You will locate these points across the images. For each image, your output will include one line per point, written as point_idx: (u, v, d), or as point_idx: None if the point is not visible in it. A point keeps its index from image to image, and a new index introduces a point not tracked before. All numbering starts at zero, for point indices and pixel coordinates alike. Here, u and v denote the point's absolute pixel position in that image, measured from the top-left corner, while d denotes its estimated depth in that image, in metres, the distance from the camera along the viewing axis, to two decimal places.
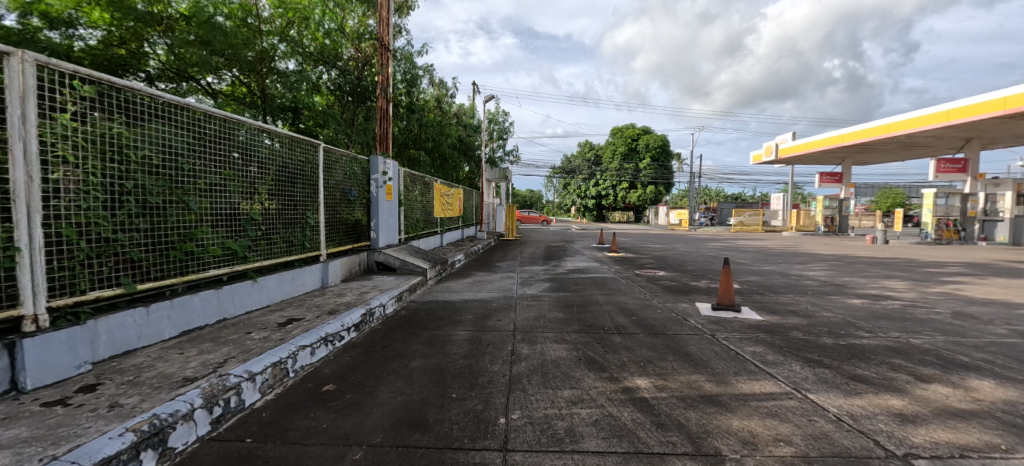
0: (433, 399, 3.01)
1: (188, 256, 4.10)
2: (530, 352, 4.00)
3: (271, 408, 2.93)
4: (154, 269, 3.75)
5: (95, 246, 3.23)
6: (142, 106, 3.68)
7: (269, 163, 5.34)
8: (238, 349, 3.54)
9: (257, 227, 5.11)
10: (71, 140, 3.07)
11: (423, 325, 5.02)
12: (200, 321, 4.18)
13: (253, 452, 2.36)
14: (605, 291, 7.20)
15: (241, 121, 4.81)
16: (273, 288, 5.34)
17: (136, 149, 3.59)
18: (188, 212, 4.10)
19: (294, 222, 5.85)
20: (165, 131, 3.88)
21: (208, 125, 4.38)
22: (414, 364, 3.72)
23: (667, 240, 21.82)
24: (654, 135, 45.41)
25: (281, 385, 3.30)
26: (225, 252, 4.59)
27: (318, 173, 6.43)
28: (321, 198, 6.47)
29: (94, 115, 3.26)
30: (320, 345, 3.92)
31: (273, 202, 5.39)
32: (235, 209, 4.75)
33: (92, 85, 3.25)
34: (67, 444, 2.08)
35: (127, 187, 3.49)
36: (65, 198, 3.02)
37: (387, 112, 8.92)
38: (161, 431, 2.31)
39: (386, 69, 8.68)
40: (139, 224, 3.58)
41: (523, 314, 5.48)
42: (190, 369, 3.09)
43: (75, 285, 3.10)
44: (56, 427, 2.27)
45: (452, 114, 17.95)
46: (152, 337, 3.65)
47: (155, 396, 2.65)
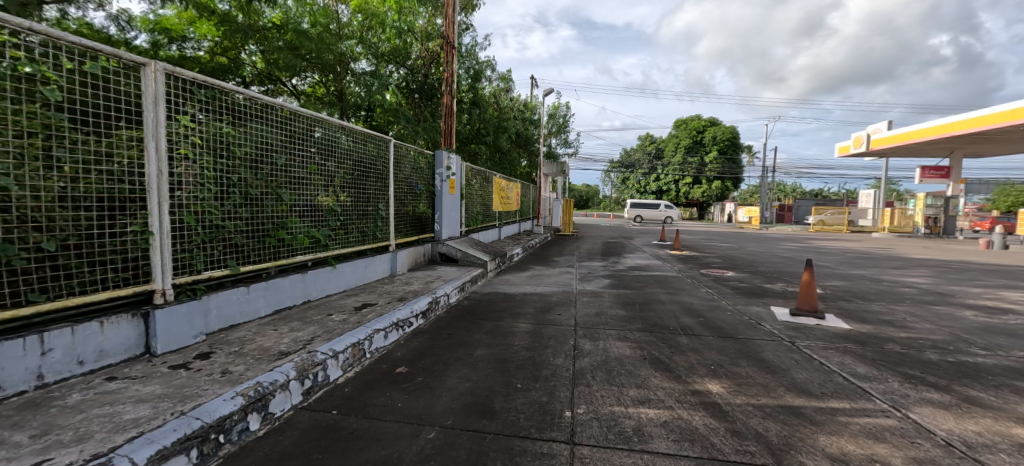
0: (498, 388, 3.09)
1: (280, 243, 4.55)
2: (592, 348, 3.97)
3: (351, 385, 3.17)
4: (253, 253, 4.20)
5: (208, 232, 3.69)
6: (244, 107, 4.11)
7: (345, 158, 5.72)
8: (322, 329, 3.87)
9: (337, 218, 5.51)
10: (191, 139, 3.53)
11: (485, 315, 5.15)
12: (289, 302, 4.62)
13: (339, 424, 2.58)
14: (668, 290, 6.91)
15: (323, 120, 5.20)
16: (349, 274, 5.75)
17: (240, 146, 4.03)
18: (280, 202, 4.53)
19: (368, 213, 6.25)
20: (262, 129, 4.30)
21: (296, 124, 4.79)
22: (479, 353, 3.84)
23: (735, 238, 20.45)
24: (724, 128, 42.67)
25: (360, 364, 3.57)
26: (310, 240, 5.01)
27: (388, 167, 6.79)
28: (391, 190, 6.83)
29: (208, 117, 3.71)
30: (392, 330, 4.17)
31: (349, 194, 5.78)
32: (318, 200, 5.17)
33: (207, 90, 3.72)
34: (191, 402, 2.43)
35: (233, 180, 3.93)
36: (186, 189, 3.49)
37: (452, 107, 9.12)
38: (264, 397, 2.61)
39: (452, 66, 8.87)
40: (242, 213, 4.03)
41: (583, 310, 5.45)
42: (283, 344, 3.43)
43: (194, 265, 3.57)
44: (181, 387, 2.64)
45: (512, 109, 18.10)
46: (252, 313, 4.11)
47: (257, 366, 2.98)
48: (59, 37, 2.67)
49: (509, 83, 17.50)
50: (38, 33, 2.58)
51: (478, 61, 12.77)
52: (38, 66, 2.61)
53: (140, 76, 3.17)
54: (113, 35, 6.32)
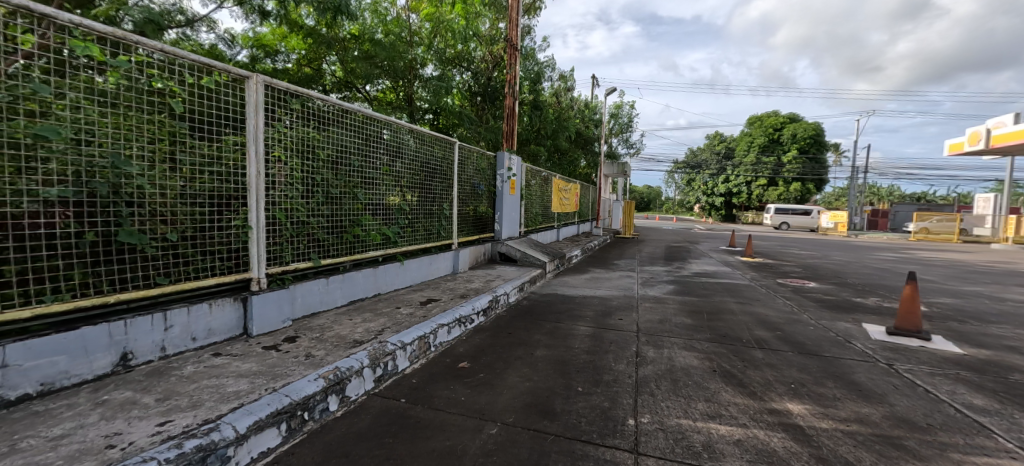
0: (559, 389, 3.08)
1: (355, 239, 4.88)
2: (656, 356, 3.83)
3: (418, 376, 3.33)
4: (332, 248, 4.55)
5: (295, 227, 4.07)
6: (328, 113, 4.47)
7: (414, 159, 6.01)
8: (392, 321, 4.10)
9: (405, 216, 5.81)
10: (283, 143, 3.91)
11: (544, 316, 5.16)
12: (362, 294, 4.95)
13: (407, 412, 2.73)
14: (739, 300, 6.46)
15: (395, 124, 5.51)
16: (415, 270, 6.04)
17: (323, 149, 4.39)
18: (356, 201, 4.87)
19: (433, 212, 6.52)
20: (342, 133, 4.66)
21: (371, 127, 5.13)
22: (539, 353, 3.86)
23: (817, 246, 18.59)
24: (806, 125, 39.01)
25: (425, 356, 3.73)
26: (381, 237, 5.33)
27: (453, 168, 7.03)
28: (455, 191, 7.07)
29: (298, 122, 4.10)
30: (455, 325, 4.31)
31: (416, 194, 6.07)
32: (389, 200, 5.49)
33: (297, 99, 4.09)
34: (281, 381, 2.69)
35: (317, 180, 4.30)
36: (278, 188, 3.87)
37: (514, 109, 9.20)
38: (342, 381, 2.83)
39: (514, 68, 8.99)
40: (323, 211, 4.39)
41: (646, 316, 5.27)
42: (358, 333, 3.68)
43: (283, 257, 3.95)
44: (273, 366, 2.93)
45: (572, 109, 17.96)
46: (330, 303, 4.46)
47: (335, 351, 3.23)
48: (182, 56, 3.09)
49: (569, 82, 17.37)
50: (167, 53, 3.00)
51: (540, 63, 12.81)
52: (167, 82, 3.03)
53: (244, 88, 3.57)
54: (221, 51, 7.14)
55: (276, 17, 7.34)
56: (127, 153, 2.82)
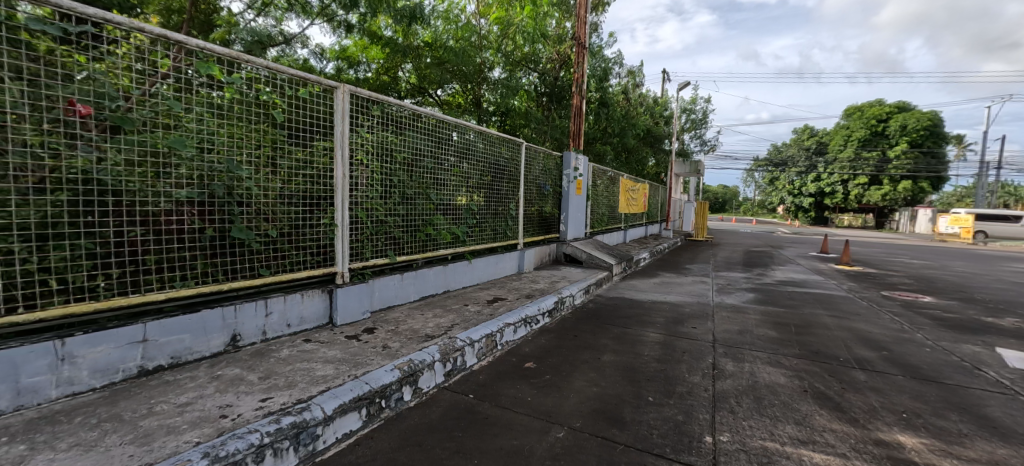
0: (628, 397, 2.97)
1: (427, 237, 5.11)
2: (735, 370, 3.55)
3: (485, 373, 3.40)
4: (407, 245, 4.81)
5: (375, 226, 4.36)
6: (404, 118, 4.73)
7: (482, 160, 6.15)
8: (460, 318, 4.24)
9: (473, 216, 5.97)
10: (365, 147, 4.21)
11: (611, 320, 5.02)
12: (432, 290, 5.18)
13: (475, 408, 2.80)
14: (834, 313, 5.78)
15: (465, 126, 5.68)
16: (483, 269, 6.18)
17: (400, 152, 4.66)
18: (428, 201, 5.11)
19: (500, 212, 6.63)
20: (417, 137, 4.90)
21: (443, 130, 5.34)
22: (606, 358, 3.76)
23: (933, 255, 16.07)
24: (919, 115, 33.91)
25: (492, 354, 3.81)
26: (451, 236, 5.53)
27: (519, 169, 7.09)
28: (521, 191, 7.13)
29: (378, 128, 4.38)
30: (521, 325, 4.35)
31: (484, 194, 6.21)
32: (458, 200, 5.68)
33: (378, 106, 4.37)
34: (362, 369, 2.89)
35: (394, 182, 4.57)
36: (360, 189, 4.18)
37: (582, 108, 9.04)
38: (415, 373, 2.97)
39: (582, 67, 8.84)
40: (399, 210, 4.66)
41: (723, 325, 4.91)
42: (429, 327, 3.85)
43: (364, 253, 4.25)
44: (354, 354, 3.16)
45: (641, 107, 17.27)
46: (404, 297, 4.73)
47: (409, 344, 3.41)
48: (283, 71, 3.45)
49: (639, 78, 16.73)
50: (270, 69, 3.36)
51: (608, 59, 12.48)
52: (270, 95, 3.40)
53: (333, 97, 3.89)
54: (312, 65, 7.84)
55: (359, 30, 7.90)
56: (238, 158, 3.21)
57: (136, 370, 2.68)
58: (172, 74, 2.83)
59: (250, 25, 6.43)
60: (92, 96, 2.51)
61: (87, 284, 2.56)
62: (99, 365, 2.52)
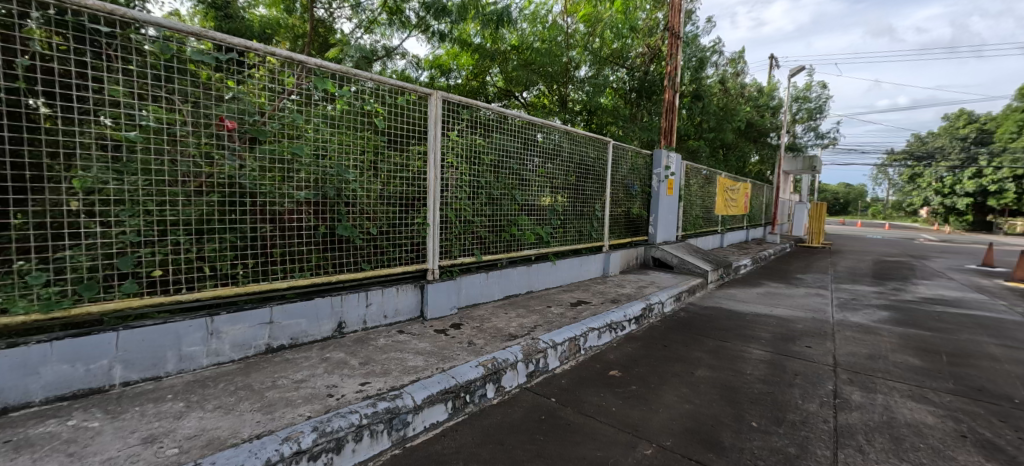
0: (727, 420, 2.68)
1: (512, 237, 5.19)
2: (864, 401, 3.01)
3: (568, 377, 3.33)
4: (492, 245, 4.92)
5: (463, 225, 4.53)
6: (492, 121, 4.84)
7: (568, 161, 6.07)
8: (543, 319, 4.22)
9: (557, 217, 5.92)
10: (455, 150, 4.40)
11: (706, 332, 4.60)
12: (516, 290, 5.24)
13: (557, 412, 2.75)
14: (1006, 342, 4.64)
15: (551, 127, 5.65)
16: (566, 270, 6.10)
17: (487, 154, 4.79)
18: (513, 202, 5.18)
19: (585, 213, 6.48)
20: (503, 139, 4.99)
21: (529, 131, 5.37)
22: (700, 373, 3.45)
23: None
24: None
25: (575, 359, 3.72)
26: (535, 236, 5.54)
27: (606, 169, 6.86)
28: (607, 191, 6.89)
29: (468, 131, 4.55)
30: (605, 331, 4.19)
31: (569, 195, 6.12)
32: (543, 201, 5.67)
33: (468, 110, 4.54)
34: (449, 363, 3.01)
35: (481, 183, 4.71)
36: (450, 191, 4.38)
37: (675, 102, 8.47)
38: (498, 371, 3.01)
39: (675, 58, 8.27)
40: (486, 210, 4.79)
41: (847, 347, 4.21)
42: (513, 327, 3.89)
43: (453, 251, 4.44)
44: (442, 348, 3.31)
45: (743, 98, 15.66)
46: (489, 296, 4.85)
47: (493, 342, 3.47)
48: (385, 82, 3.74)
49: (740, 66, 15.20)
50: (374, 81, 3.67)
51: (705, 48, 11.53)
52: (373, 105, 3.70)
53: (427, 104, 4.12)
54: (409, 75, 8.43)
55: (451, 39, 8.30)
56: (346, 163, 3.55)
57: (264, 347, 3.11)
58: (296, 91, 3.23)
59: (358, 43, 7.12)
60: (237, 113, 2.96)
61: (230, 271, 3.03)
62: (238, 340, 2.97)
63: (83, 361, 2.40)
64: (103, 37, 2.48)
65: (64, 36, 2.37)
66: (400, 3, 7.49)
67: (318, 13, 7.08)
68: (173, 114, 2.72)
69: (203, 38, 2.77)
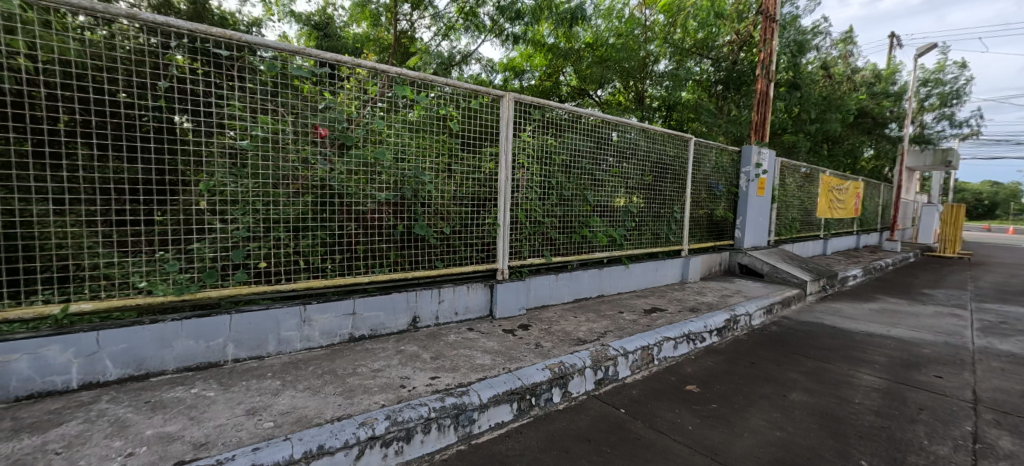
0: (828, 455, 2.33)
1: (583, 239, 5.06)
2: (1018, 449, 2.44)
3: (639, 388, 3.15)
4: (563, 246, 4.85)
5: (532, 226, 4.52)
6: (564, 121, 4.77)
7: (644, 159, 5.77)
8: (614, 325, 4.05)
9: (632, 219, 5.66)
10: (526, 151, 4.41)
11: (803, 351, 4.08)
12: (586, 293, 5.10)
13: (627, 425, 2.60)
14: None
15: (627, 124, 5.41)
16: (640, 275, 5.81)
17: (559, 154, 4.73)
18: (585, 203, 5.05)
19: (662, 215, 6.12)
20: (575, 138, 4.89)
21: (602, 130, 5.19)
22: (795, 397, 3.05)
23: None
24: None
25: (647, 369, 3.52)
26: (608, 239, 5.35)
27: (687, 168, 6.41)
28: (688, 192, 6.44)
29: (539, 132, 4.52)
30: (682, 341, 3.90)
31: (645, 195, 5.82)
32: (616, 202, 5.46)
33: (540, 110, 4.52)
34: (515, 363, 3.01)
35: (552, 183, 4.66)
36: (521, 191, 4.40)
37: (768, 93, 7.66)
38: (565, 376, 2.94)
39: (770, 44, 7.46)
40: (556, 211, 4.74)
41: (993, 380, 3.47)
42: (581, 331, 3.79)
43: (522, 252, 4.45)
44: (510, 348, 3.33)
45: (855, 84, 13.67)
46: (558, 298, 4.78)
47: (561, 346, 3.41)
48: (459, 87, 3.85)
49: (850, 48, 13.31)
50: (450, 86, 3.80)
51: (805, 31, 10.28)
52: (448, 109, 3.83)
53: (499, 106, 4.17)
54: (484, 79, 8.64)
55: (525, 41, 8.37)
56: (423, 166, 3.73)
57: (348, 336, 3.37)
58: (380, 99, 3.46)
59: (437, 51, 7.47)
60: (328, 122, 3.24)
61: (321, 266, 3.33)
62: (326, 329, 3.26)
63: (204, 338, 2.80)
64: (224, 59, 2.86)
65: (196, 60, 2.76)
66: (475, 8, 7.71)
67: (401, 24, 7.56)
68: (277, 124, 3.04)
69: (302, 55, 3.08)
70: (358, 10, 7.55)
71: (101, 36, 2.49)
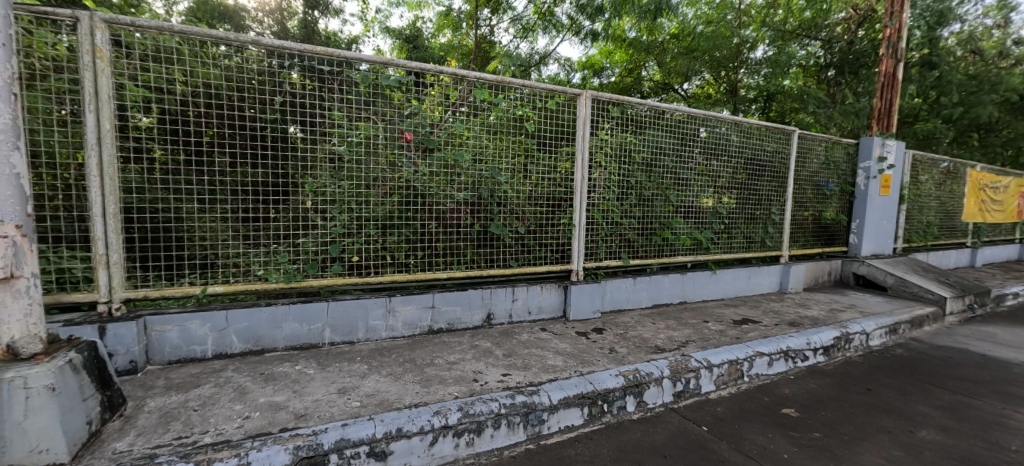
0: None
1: (665, 241, 4.78)
2: None
3: (725, 406, 2.88)
4: (642, 249, 4.63)
5: (609, 227, 4.38)
6: (645, 117, 4.54)
7: (736, 156, 5.27)
8: (698, 335, 3.76)
9: (721, 221, 5.21)
10: (603, 150, 4.28)
11: (940, 381, 3.41)
12: (667, 299, 4.81)
13: (709, 444, 2.40)
14: None
15: (717, 118, 4.99)
16: (730, 282, 5.32)
17: (639, 152, 4.52)
18: (667, 203, 4.76)
19: (757, 217, 5.55)
20: (658, 135, 4.63)
21: (688, 125, 4.85)
22: (926, 436, 2.56)
23: None
24: None
25: (735, 385, 3.21)
26: (692, 242, 4.99)
27: (789, 164, 5.73)
28: (790, 192, 5.75)
29: (618, 129, 4.37)
30: (779, 358, 3.50)
31: (737, 195, 5.32)
32: (703, 202, 5.06)
33: (619, 107, 4.36)
34: (587, 367, 2.94)
35: (630, 183, 4.48)
36: (598, 191, 4.28)
37: (897, 77, 6.48)
38: (640, 384, 2.80)
39: (898, 19, 6.30)
40: (635, 212, 4.53)
41: None
42: (660, 339, 3.58)
43: (598, 254, 4.34)
44: (582, 351, 3.26)
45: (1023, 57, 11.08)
46: (636, 303, 4.57)
47: (637, 353, 3.25)
48: (536, 87, 3.87)
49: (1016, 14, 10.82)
50: (527, 87, 3.84)
51: None
52: (525, 110, 3.87)
53: (576, 104, 4.11)
54: (562, 78, 8.58)
55: (604, 37, 8.22)
56: (499, 167, 3.81)
57: (427, 328, 3.57)
58: (461, 103, 3.61)
59: (515, 53, 7.61)
60: (413, 127, 3.46)
61: (405, 261, 3.57)
62: (408, 320, 3.49)
63: (307, 322, 3.16)
64: (327, 74, 3.19)
65: (305, 77, 3.12)
66: (552, 7, 7.73)
67: (481, 30, 7.82)
68: (370, 130, 3.32)
69: (392, 66, 3.33)
70: (444, 21, 8.01)
71: (232, 61, 2.92)
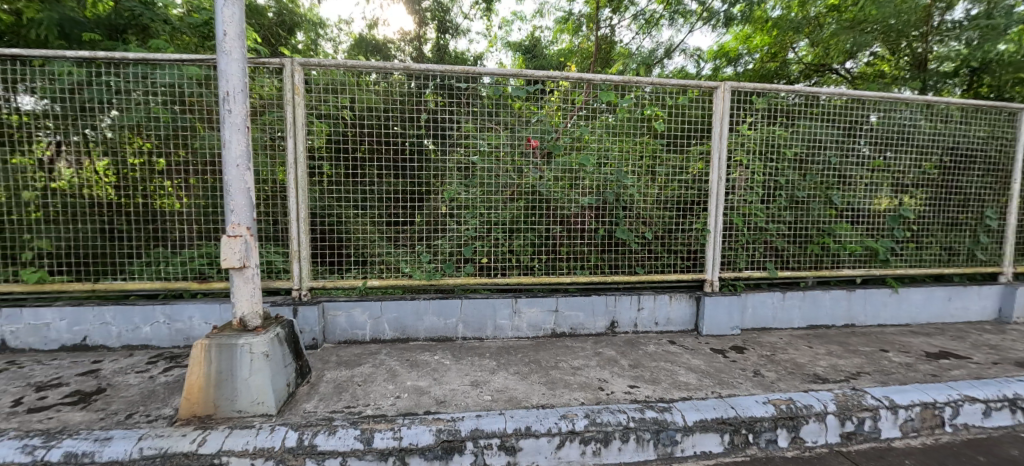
0: None
1: (824, 250, 4.07)
2: None
3: (918, 458, 2.31)
4: (794, 259, 4.02)
5: (752, 233, 3.91)
6: (799, 106, 3.94)
7: (930, 145, 4.22)
8: (873, 366, 3.10)
9: (906, 227, 4.23)
10: (745, 146, 3.83)
11: None
12: (827, 320, 4.06)
13: None
14: None
15: (901, 101, 4.07)
16: (920, 305, 4.26)
17: (791, 147, 3.93)
18: (829, 206, 4.04)
19: (961, 222, 4.37)
20: (817, 126, 3.95)
21: (859, 112, 4.05)
22: None
23: None
24: None
25: (933, 435, 2.55)
26: (863, 252, 4.15)
27: (1015, 153, 4.37)
28: (1017, 189, 4.38)
29: (763, 122, 3.86)
30: (1002, 408, 2.67)
31: (930, 194, 4.26)
32: (881, 204, 4.17)
33: (764, 98, 3.84)
34: (726, 389, 2.65)
35: (779, 182, 3.92)
36: (737, 193, 3.86)
37: None
38: (795, 417, 2.42)
39: None
40: (785, 216, 3.95)
41: None
42: (820, 367, 3.05)
43: (737, 263, 3.90)
44: (720, 371, 2.95)
45: None
46: (785, 322, 3.97)
47: (789, 380, 2.82)
48: (665, 83, 3.65)
49: None
50: (655, 85, 3.64)
51: None
52: (654, 109, 3.67)
53: (712, 98, 3.75)
54: (689, 71, 7.91)
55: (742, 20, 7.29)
56: (625, 169, 3.69)
57: (550, 331, 3.62)
58: (584, 107, 3.58)
59: (637, 50, 7.27)
60: (539, 134, 3.56)
61: (531, 264, 3.69)
62: (533, 321, 3.59)
63: (444, 317, 3.49)
64: (461, 91, 3.47)
65: (442, 95, 3.43)
66: None
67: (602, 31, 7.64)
68: (499, 139, 3.52)
69: (517, 77, 3.48)
70: (564, 25, 8.04)
71: (387, 86, 3.37)
